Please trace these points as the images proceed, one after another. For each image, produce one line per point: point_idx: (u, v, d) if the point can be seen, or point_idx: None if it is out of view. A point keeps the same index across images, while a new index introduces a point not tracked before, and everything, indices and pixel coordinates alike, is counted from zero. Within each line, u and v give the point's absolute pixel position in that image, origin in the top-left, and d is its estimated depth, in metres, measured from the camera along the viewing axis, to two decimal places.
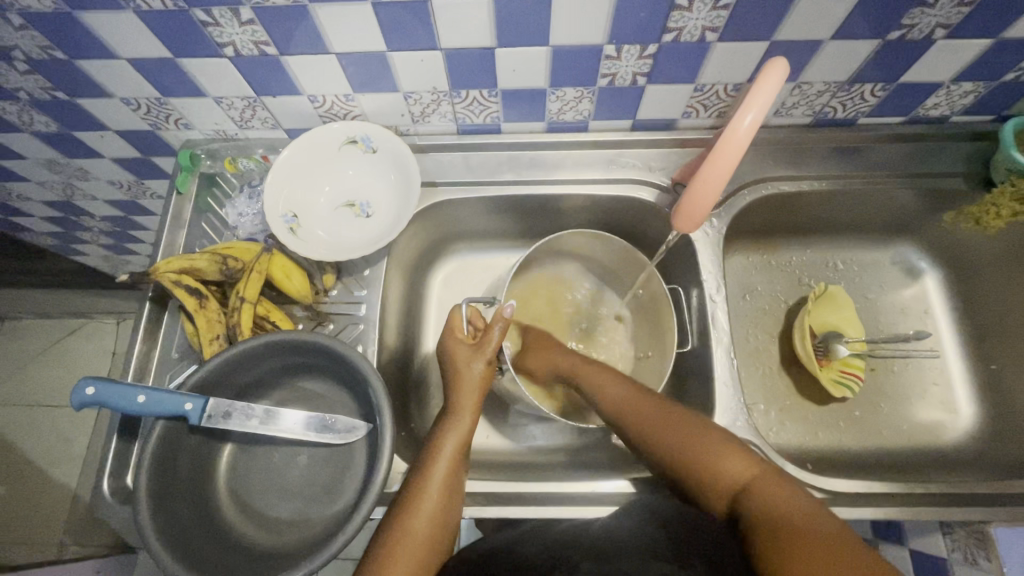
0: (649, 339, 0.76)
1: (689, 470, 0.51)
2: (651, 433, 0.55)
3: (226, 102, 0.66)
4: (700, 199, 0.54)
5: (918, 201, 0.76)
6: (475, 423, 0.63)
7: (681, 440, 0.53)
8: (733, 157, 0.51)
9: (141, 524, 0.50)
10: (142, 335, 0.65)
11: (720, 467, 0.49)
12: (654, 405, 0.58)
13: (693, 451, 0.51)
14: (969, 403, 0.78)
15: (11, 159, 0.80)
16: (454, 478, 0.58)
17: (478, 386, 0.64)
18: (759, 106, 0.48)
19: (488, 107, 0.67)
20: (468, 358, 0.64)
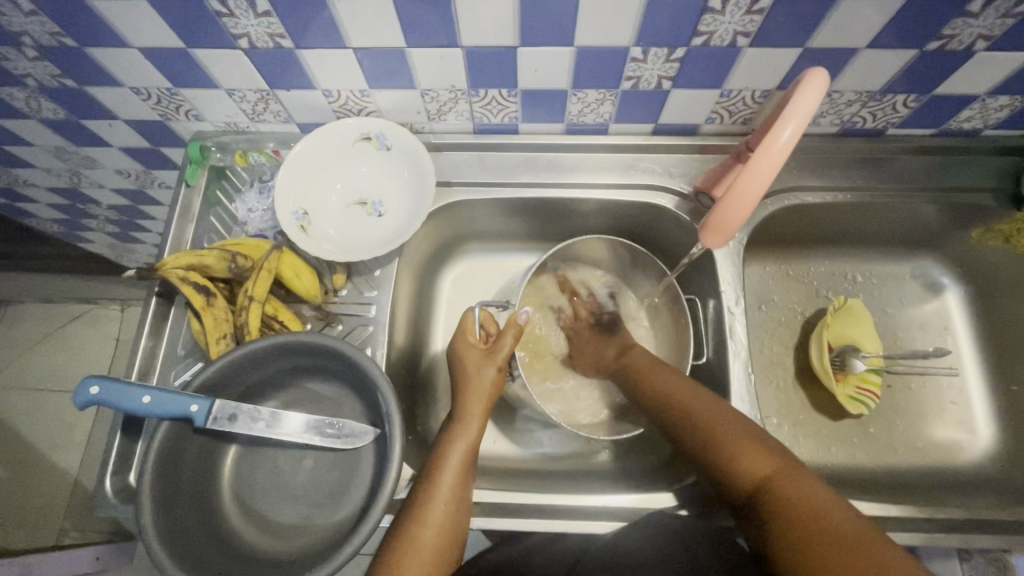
0: (663, 348, 0.74)
1: (712, 455, 0.53)
2: (683, 419, 0.57)
3: (238, 95, 0.64)
4: (728, 212, 0.51)
5: (944, 215, 0.74)
6: (482, 430, 0.62)
7: (708, 425, 0.55)
8: (769, 171, 0.48)
9: (143, 529, 0.48)
10: (148, 331, 0.64)
11: (746, 462, 0.51)
12: (683, 386, 0.59)
13: (717, 438, 0.53)
14: (987, 424, 0.76)
15: (18, 145, 0.78)
16: (462, 486, 0.57)
17: (489, 393, 0.62)
18: (798, 119, 0.46)
19: (507, 106, 0.66)
20: (480, 364, 0.63)
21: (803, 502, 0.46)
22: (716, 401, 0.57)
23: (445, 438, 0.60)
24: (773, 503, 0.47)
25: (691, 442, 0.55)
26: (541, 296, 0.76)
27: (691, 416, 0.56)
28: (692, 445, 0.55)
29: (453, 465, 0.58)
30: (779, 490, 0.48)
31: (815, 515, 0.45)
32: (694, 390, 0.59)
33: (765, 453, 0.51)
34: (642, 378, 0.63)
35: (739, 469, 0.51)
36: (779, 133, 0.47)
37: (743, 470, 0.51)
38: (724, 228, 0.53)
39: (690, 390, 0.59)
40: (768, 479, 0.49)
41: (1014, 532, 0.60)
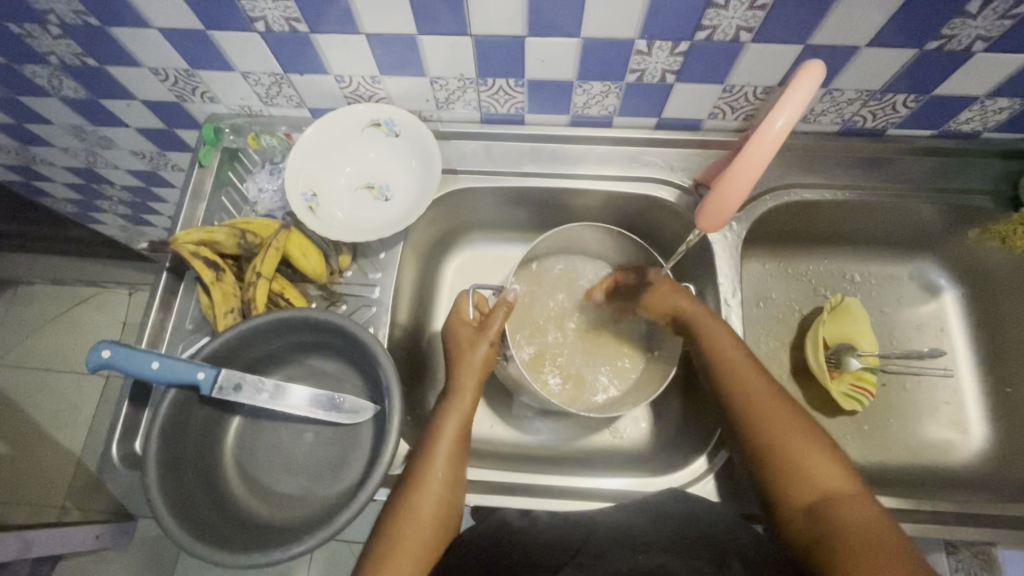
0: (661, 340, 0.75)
1: (780, 454, 0.55)
2: (759, 410, 0.57)
3: (253, 78, 0.66)
4: (725, 196, 0.53)
5: (942, 217, 0.75)
6: (475, 401, 0.64)
7: (788, 426, 0.56)
8: (762, 157, 0.50)
9: (148, 490, 0.50)
10: (157, 304, 0.65)
11: (813, 467, 0.53)
12: (769, 382, 0.59)
13: (790, 440, 0.55)
14: (980, 425, 0.77)
15: (37, 123, 0.80)
16: (458, 452, 0.60)
17: (481, 367, 0.65)
18: (792, 107, 0.48)
19: (514, 96, 0.67)
20: (472, 341, 0.65)
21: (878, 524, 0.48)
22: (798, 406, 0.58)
23: (439, 412, 0.62)
24: (841, 518, 0.49)
25: (760, 436, 0.56)
26: (536, 285, 0.77)
27: (772, 412, 0.57)
28: (761, 439, 0.56)
29: (449, 436, 0.60)
30: (847, 507, 0.50)
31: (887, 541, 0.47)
32: (777, 388, 0.59)
33: (840, 469, 0.53)
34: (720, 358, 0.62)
35: (808, 474, 0.53)
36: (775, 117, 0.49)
37: (815, 477, 0.52)
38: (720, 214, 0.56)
39: (776, 387, 0.59)
40: (836, 494, 0.51)
41: (1001, 528, 0.61)
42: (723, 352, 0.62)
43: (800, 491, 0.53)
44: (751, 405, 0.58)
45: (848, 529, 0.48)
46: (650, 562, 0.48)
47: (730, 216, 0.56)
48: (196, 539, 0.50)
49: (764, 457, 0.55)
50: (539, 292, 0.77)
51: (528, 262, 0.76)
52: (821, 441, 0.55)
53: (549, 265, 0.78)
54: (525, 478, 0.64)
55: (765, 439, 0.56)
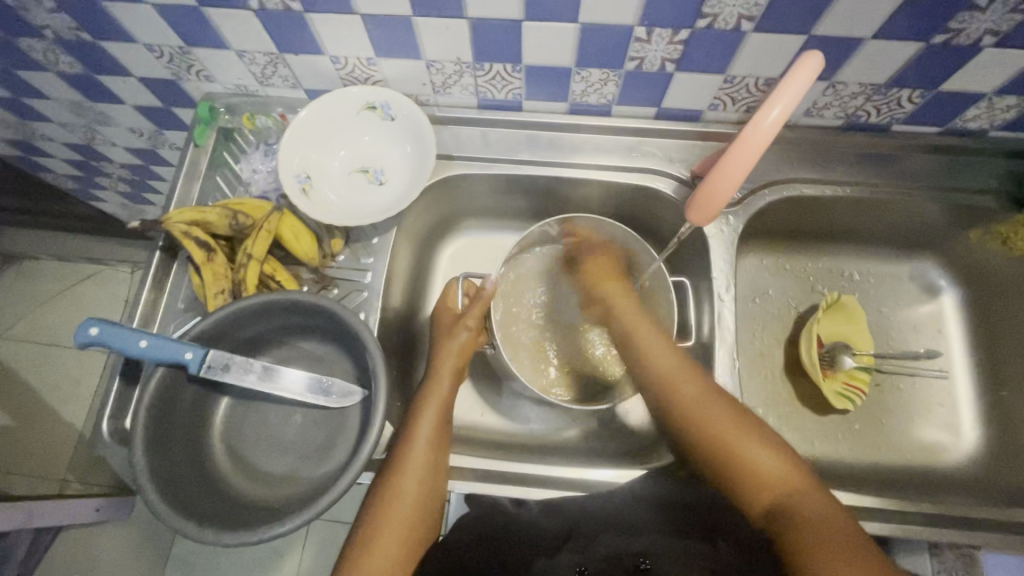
0: None
1: (727, 461, 0.54)
2: (695, 414, 0.57)
3: (248, 57, 0.65)
4: (716, 188, 0.53)
5: (945, 216, 0.73)
6: (454, 385, 0.65)
7: (730, 431, 0.55)
8: (755, 150, 0.49)
9: (135, 465, 0.51)
10: (150, 283, 0.66)
11: (755, 461, 0.53)
12: (705, 386, 0.59)
13: (729, 441, 0.54)
14: (974, 428, 0.76)
15: (34, 97, 0.80)
16: (440, 434, 0.61)
17: (462, 353, 0.67)
18: (787, 99, 0.47)
19: (511, 82, 0.66)
20: (453, 329, 0.68)
21: (830, 515, 0.47)
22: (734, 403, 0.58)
23: (420, 397, 0.63)
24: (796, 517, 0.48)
25: (706, 446, 0.56)
26: (526, 274, 0.77)
27: (709, 419, 0.56)
28: (707, 449, 0.55)
29: (428, 419, 0.61)
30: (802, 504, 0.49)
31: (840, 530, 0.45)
32: (711, 391, 0.59)
33: (788, 464, 0.52)
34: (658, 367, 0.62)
35: (755, 480, 0.52)
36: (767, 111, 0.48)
37: (764, 479, 0.52)
38: (706, 209, 0.55)
39: (711, 390, 0.59)
40: (787, 490, 0.50)
41: (985, 530, 0.61)
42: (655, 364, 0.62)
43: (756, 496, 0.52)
44: (686, 416, 0.58)
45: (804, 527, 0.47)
46: (640, 545, 0.54)
47: (720, 208, 0.56)
48: (183, 517, 0.51)
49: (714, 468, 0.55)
50: (530, 280, 0.77)
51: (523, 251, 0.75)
52: (758, 430, 0.55)
53: (543, 255, 0.77)
54: (510, 467, 0.64)
55: (706, 443, 0.56)
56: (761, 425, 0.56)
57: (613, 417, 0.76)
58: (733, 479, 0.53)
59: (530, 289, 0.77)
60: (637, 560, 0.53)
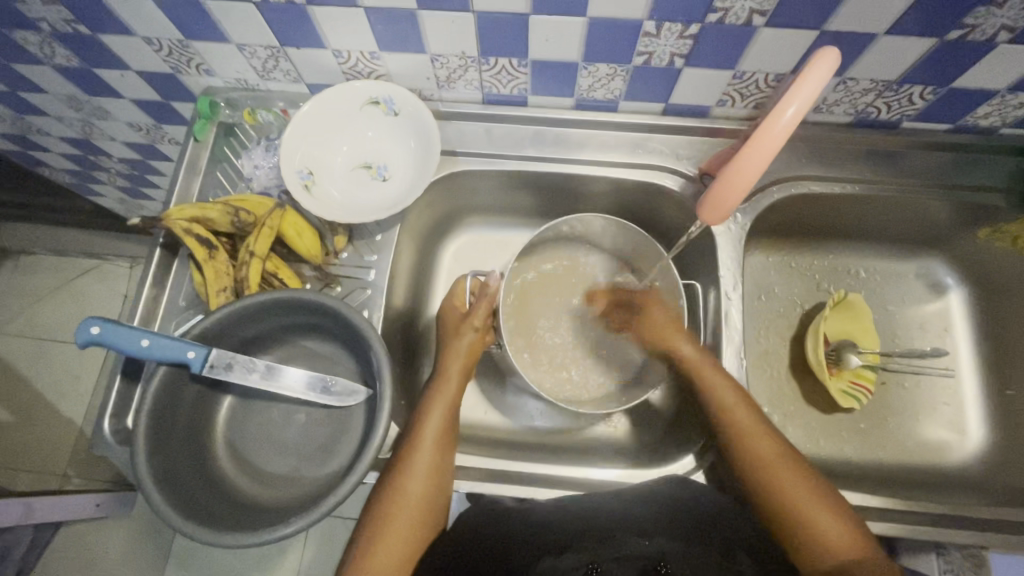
0: None
1: (784, 520, 0.55)
2: (766, 468, 0.57)
3: (249, 51, 0.64)
4: (729, 187, 0.52)
5: (954, 214, 0.73)
6: (462, 386, 0.65)
7: (791, 491, 0.55)
8: (769, 148, 0.49)
9: (136, 467, 0.50)
10: (150, 281, 0.65)
11: (821, 527, 0.53)
12: (771, 438, 0.59)
13: (798, 502, 0.54)
14: (980, 427, 0.76)
15: (31, 91, 0.79)
16: (446, 434, 0.60)
17: (467, 354, 0.66)
18: (803, 96, 0.46)
19: (517, 77, 0.65)
20: (459, 330, 0.67)
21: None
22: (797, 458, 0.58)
23: (427, 396, 0.62)
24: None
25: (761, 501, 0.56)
26: (533, 272, 0.76)
27: (772, 476, 0.56)
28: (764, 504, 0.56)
29: (435, 419, 0.60)
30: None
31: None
32: (777, 445, 0.58)
33: (851, 534, 0.52)
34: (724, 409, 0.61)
35: (818, 542, 0.52)
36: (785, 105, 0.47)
37: (823, 541, 0.52)
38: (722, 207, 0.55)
39: (776, 444, 0.58)
40: (848, 558, 0.51)
41: (992, 530, 0.60)
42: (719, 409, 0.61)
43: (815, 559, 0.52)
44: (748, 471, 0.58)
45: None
46: (655, 548, 0.55)
47: (734, 209, 0.55)
48: (186, 518, 0.50)
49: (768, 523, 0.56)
50: (535, 279, 0.76)
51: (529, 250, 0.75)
52: (827, 496, 0.55)
53: (549, 253, 0.76)
54: (515, 467, 0.64)
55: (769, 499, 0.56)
56: (820, 482, 0.56)
57: (619, 416, 0.76)
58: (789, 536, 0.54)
59: (536, 287, 0.76)
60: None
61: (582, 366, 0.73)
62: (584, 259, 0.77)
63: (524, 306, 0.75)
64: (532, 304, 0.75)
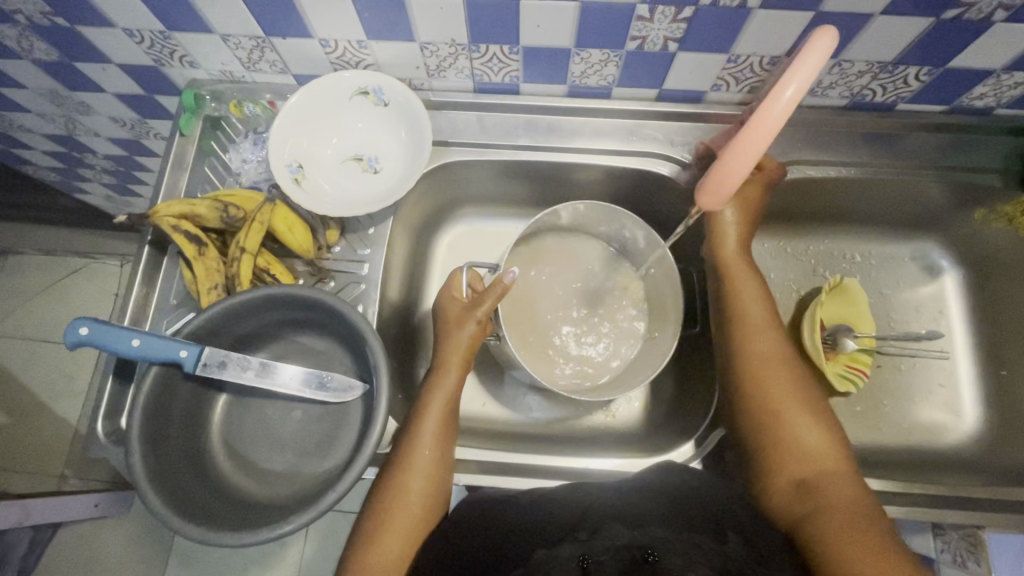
0: (657, 320, 0.73)
1: (773, 419, 0.57)
2: (765, 369, 0.59)
3: (233, 41, 0.63)
4: (730, 165, 0.52)
5: (949, 195, 0.72)
6: (462, 379, 0.63)
7: (789, 398, 0.57)
8: (769, 130, 0.49)
9: (131, 466, 0.50)
10: (140, 280, 0.64)
11: (801, 431, 0.55)
12: (776, 345, 0.61)
13: (787, 408, 0.57)
14: (974, 407, 0.76)
15: (10, 85, 0.77)
16: (446, 429, 0.60)
17: (468, 347, 0.63)
18: (802, 78, 0.46)
19: (508, 64, 0.64)
20: (461, 320, 0.64)
21: (852, 496, 0.51)
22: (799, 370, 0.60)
23: (426, 389, 0.62)
24: (819, 492, 0.52)
25: (761, 399, 0.58)
26: (529, 262, 0.75)
27: (774, 376, 0.59)
28: (761, 402, 0.58)
29: (434, 415, 0.60)
30: (832, 483, 0.52)
31: (853, 510, 0.49)
32: (786, 355, 0.60)
33: (827, 442, 0.55)
34: (738, 306, 0.63)
35: (798, 444, 0.55)
36: (782, 91, 0.46)
37: (801, 445, 0.55)
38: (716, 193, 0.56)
39: (788, 358, 0.60)
40: (822, 467, 0.53)
41: (990, 510, 0.61)
42: (740, 307, 0.63)
43: (789, 463, 0.55)
44: (761, 366, 0.59)
45: (824, 505, 0.50)
46: (643, 538, 0.45)
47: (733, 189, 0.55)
48: (182, 517, 0.50)
49: (759, 420, 0.57)
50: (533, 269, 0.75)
51: (525, 239, 0.74)
52: (816, 411, 0.57)
53: (543, 243, 0.76)
54: (514, 458, 0.64)
55: (760, 397, 0.58)
56: (817, 400, 0.58)
57: (614, 404, 0.76)
58: (772, 434, 0.56)
59: (530, 277, 0.75)
60: (643, 553, 0.43)
61: (577, 356, 0.73)
62: (582, 249, 0.77)
63: (523, 298, 0.74)
64: (529, 294, 0.75)
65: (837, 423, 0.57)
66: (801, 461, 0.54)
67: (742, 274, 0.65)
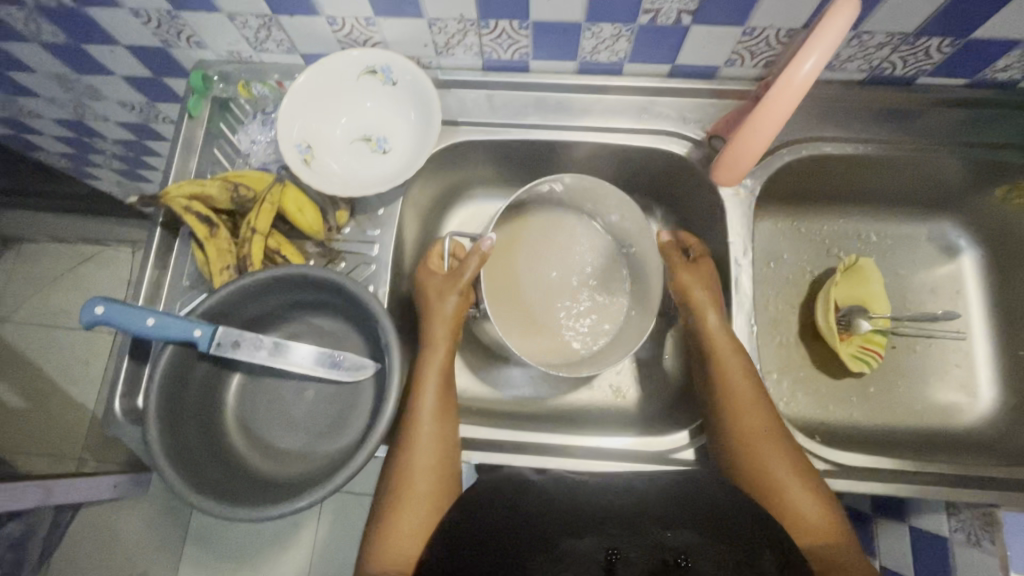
0: (640, 295, 0.74)
1: (767, 487, 0.56)
2: (749, 430, 0.58)
3: (240, 20, 0.62)
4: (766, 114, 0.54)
5: (970, 173, 0.71)
6: (453, 350, 0.64)
7: (779, 462, 0.57)
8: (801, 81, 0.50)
9: (149, 444, 0.50)
10: (153, 261, 0.64)
11: (795, 497, 0.55)
12: (758, 405, 0.60)
13: (779, 473, 0.56)
14: (991, 388, 0.75)
15: (20, 70, 0.77)
16: (445, 401, 0.60)
17: (453, 318, 0.64)
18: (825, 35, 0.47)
19: (518, 40, 0.63)
20: (441, 291, 0.64)
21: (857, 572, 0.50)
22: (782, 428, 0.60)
23: (418, 364, 0.62)
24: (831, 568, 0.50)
25: (757, 481, 0.56)
26: (519, 239, 0.77)
27: (760, 438, 0.58)
28: (755, 477, 0.56)
29: (431, 389, 0.60)
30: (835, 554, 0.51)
31: None
32: (768, 413, 0.60)
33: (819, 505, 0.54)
34: (721, 366, 0.62)
35: (795, 510, 0.54)
36: (793, 77, 0.50)
37: (799, 511, 0.54)
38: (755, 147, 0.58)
39: (771, 418, 0.60)
40: (823, 535, 0.53)
41: (1007, 491, 0.60)
42: (724, 372, 0.62)
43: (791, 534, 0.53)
44: (750, 447, 0.58)
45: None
46: (678, 541, 0.46)
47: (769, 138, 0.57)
48: (200, 494, 0.50)
49: (755, 490, 0.56)
50: (523, 243, 0.77)
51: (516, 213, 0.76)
52: (802, 471, 0.56)
53: (532, 219, 0.77)
54: (526, 438, 0.65)
55: (750, 461, 0.57)
56: (802, 462, 0.58)
57: (622, 386, 0.76)
58: (776, 515, 0.54)
59: (521, 256, 0.77)
60: (676, 558, 0.45)
61: (578, 335, 0.75)
62: (574, 226, 0.78)
63: (512, 272, 0.76)
64: (522, 271, 0.77)
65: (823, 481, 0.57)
66: (801, 530, 0.53)
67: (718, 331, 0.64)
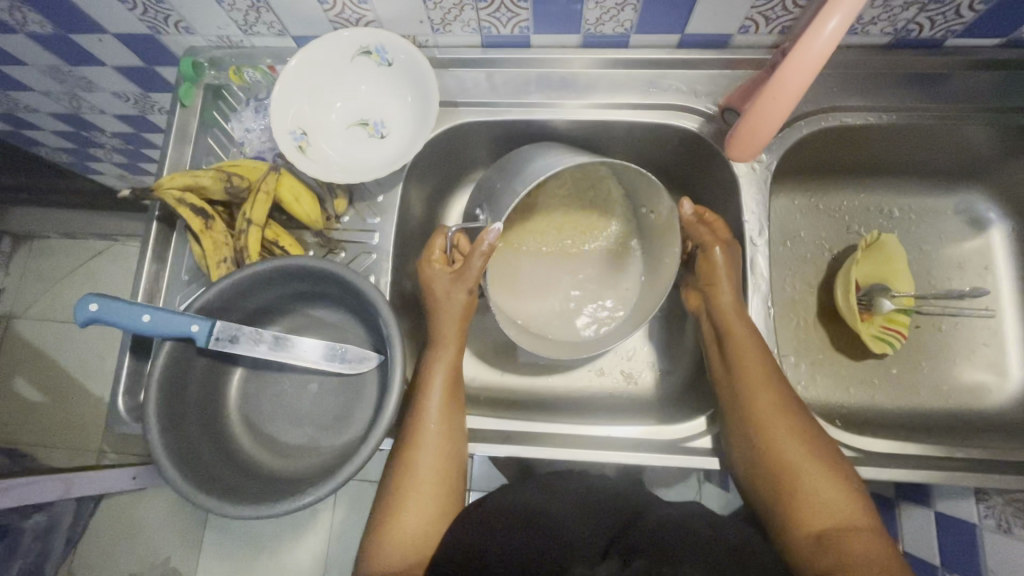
0: (651, 269, 0.72)
1: (782, 466, 0.53)
2: (762, 409, 0.56)
3: (227, 2, 0.59)
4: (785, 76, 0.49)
5: (1000, 140, 0.66)
6: (461, 347, 0.62)
7: (793, 442, 0.54)
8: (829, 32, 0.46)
9: (150, 441, 0.49)
10: (151, 256, 0.63)
11: (810, 476, 0.52)
12: (774, 386, 0.57)
13: (792, 453, 0.54)
14: (1020, 366, 0.72)
15: (10, 62, 0.75)
16: (453, 399, 0.59)
17: (461, 316, 0.62)
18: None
19: (517, 14, 0.60)
20: (449, 288, 0.62)
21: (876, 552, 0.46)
22: (801, 410, 0.57)
23: (424, 365, 0.61)
24: (839, 543, 0.48)
25: (771, 463, 0.54)
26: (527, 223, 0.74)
27: (775, 419, 0.56)
28: (768, 458, 0.54)
29: (437, 388, 0.58)
30: (851, 534, 0.48)
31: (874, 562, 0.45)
32: (784, 395, 0.57)
33: (837, 486, 0.52)
34: (736, 346, 0.60)
35: (809, 491, 0.52)
36: (812, 40, 0.46)
37: (813, 491, 0.51)
38: (778, 114, 0.53)
39: (788, 400, 0.57)
40: (841, 514, 0.50)
41: None
42: (737, 352, 0.60)
43: (805, 512, 0.51)
44: (764, 429, 0.55)
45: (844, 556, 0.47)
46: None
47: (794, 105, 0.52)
48: (205, 493, 0.50)
49: (768, 471, 0.54)
50: (531, 225, 0.74)
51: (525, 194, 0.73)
52: (822, 454, 0.54)
53: (539, 196, 0.73)
54: (537, 429, 0.63)
55: (763, 440, 0.55)
56: (823, 443, 0.55)
57: (632, 372, 0.74)
58: (790, 496, 0.52)
59: (529, 239, 0.74)
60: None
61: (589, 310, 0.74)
62: (583, 200, 0.74)
63: (518, 258, 0.73)
64: (528, 254, 0.74)
65: (846, 465, 0.54)
66: (815, 509, 0.51)
67: (731, 310, 0.62)
